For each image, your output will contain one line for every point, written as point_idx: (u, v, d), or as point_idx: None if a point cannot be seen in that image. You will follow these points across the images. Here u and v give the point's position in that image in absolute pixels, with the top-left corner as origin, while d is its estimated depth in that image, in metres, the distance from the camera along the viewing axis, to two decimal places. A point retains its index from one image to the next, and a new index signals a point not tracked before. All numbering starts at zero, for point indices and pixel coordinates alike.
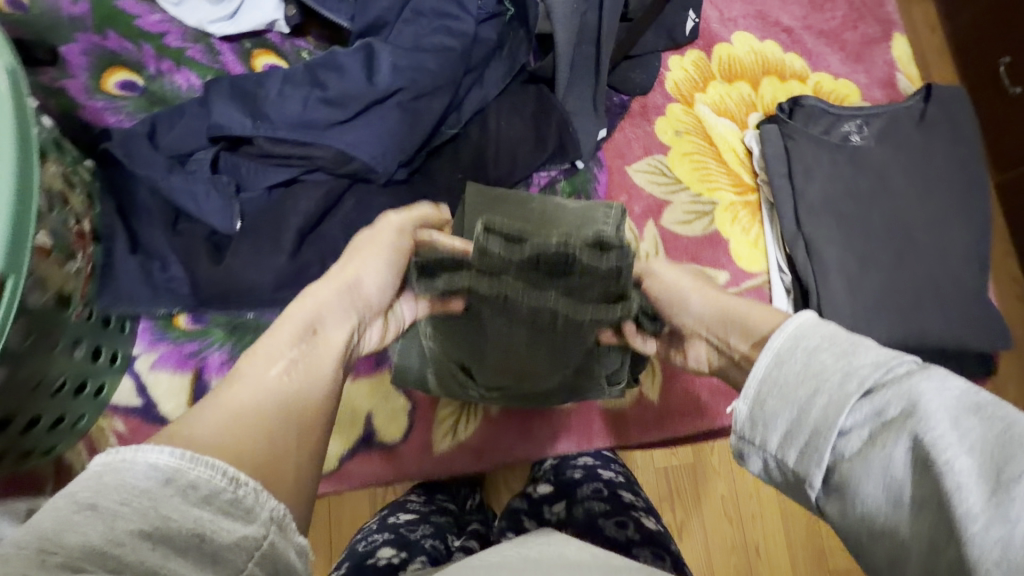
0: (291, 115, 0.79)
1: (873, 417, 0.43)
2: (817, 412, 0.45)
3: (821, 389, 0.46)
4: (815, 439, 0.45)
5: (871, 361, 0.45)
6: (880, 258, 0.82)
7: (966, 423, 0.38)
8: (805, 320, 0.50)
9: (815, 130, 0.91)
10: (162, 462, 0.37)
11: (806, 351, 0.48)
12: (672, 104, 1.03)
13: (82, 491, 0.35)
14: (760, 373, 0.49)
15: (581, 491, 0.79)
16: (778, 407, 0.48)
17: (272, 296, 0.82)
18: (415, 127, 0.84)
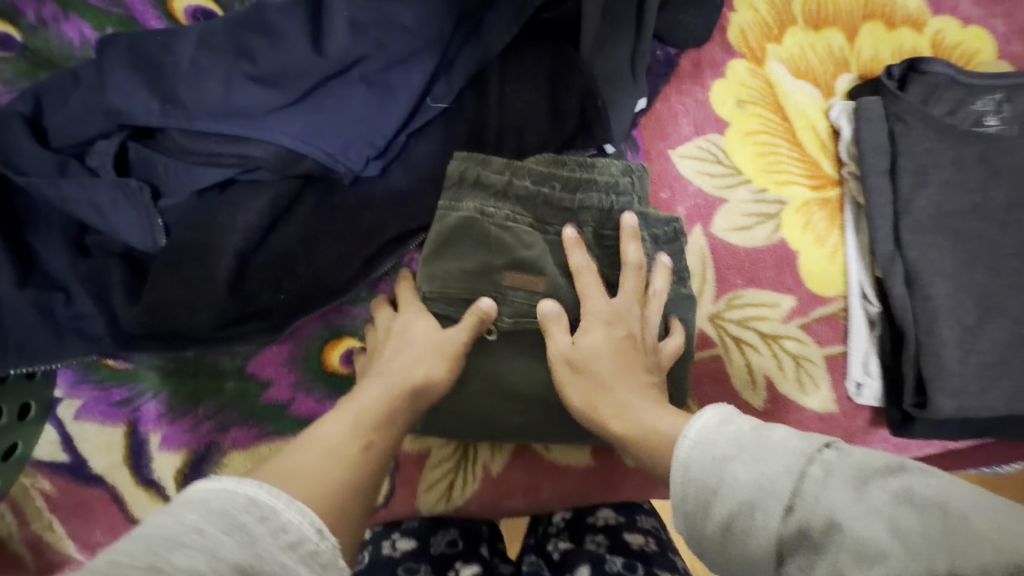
0: (212, 98, 0.58)
1: (799, 535, 0.38)
2: (752, 539, 0.40)
3: (740, 508, 0.41)
4: (756, 563, 0.40)
5: (782, 469, 0.40)
6: (1001, 297, 0.64)
7: (902, 518, 0.35)
8: (708, 422, 0.46)
9: (936, 110, 0.67)
10: (260, 498, 0.40)
11: (715, 466, 0.43)
12: (735, 60, 0.77)
13: (186, 514, 0.37)
14: (682, 497, 0.44)
15: (609, 563, 0.61)
16: (703, 527, 0.43)
17: (216, 334, 0.66)
18: (386, 109, 0.62)
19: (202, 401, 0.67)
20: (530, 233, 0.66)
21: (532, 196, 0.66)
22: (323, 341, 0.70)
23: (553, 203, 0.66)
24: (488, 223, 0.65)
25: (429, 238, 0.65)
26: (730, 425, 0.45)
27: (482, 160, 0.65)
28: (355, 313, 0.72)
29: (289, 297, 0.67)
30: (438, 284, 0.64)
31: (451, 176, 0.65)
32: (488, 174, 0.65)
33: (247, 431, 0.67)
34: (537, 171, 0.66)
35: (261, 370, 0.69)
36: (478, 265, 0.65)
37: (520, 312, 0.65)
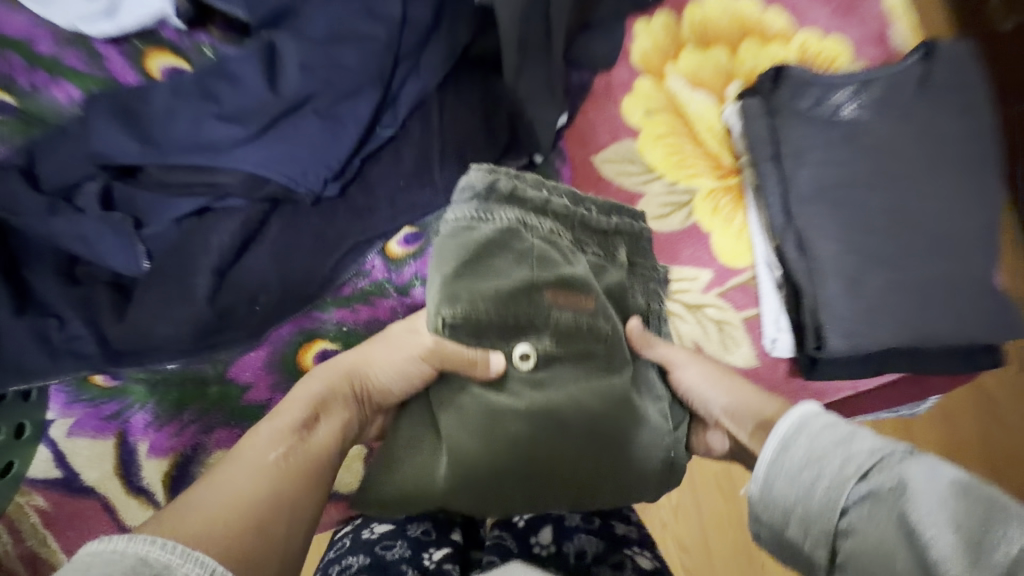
0: (185, 138, 0.69)
1: (870, 496, 0.42)
2: (818, 494, 0.44)
3: (822, 473, 0.45)
4: (818, 517, 0.44)
5: (868, 447, 0.44)
6: (875, 250, 0.74)
7: (953, 504, 0.38)
8: (804, 412, 0.49)
9: (802, 104, 0.80)
10: (154, 556, 0.37)
11: (808, 446, 0.47)
12: (639, 78, 0.91)
13: None
14: (762, 464, 0.48)
15: (569, 519, 0.73)
16: (777, 488, 0.47)
17: (196, 346, 0.73)
18: (338, 136, 0.73)
19: (187, 407, 0.74)
20: (569, 251, 0.69)
21: (569, 214, 0.70)
22: (297, 345, 0.77)
23: (590, 224, 0.71)
24: (521, 236, 0.66)
25: (450, 249, 0.63)
26: (806, 424, 0.48)
27: (516, 174, 0.67)
28: (324, 318, 0.78)
29: (265, 309, 0.75)
30: (460, 306, 0.62)
31: (480, 186, 0.65)
32: (523, 190, 0.67)
33: (230, 431, 0.74)
34: (570, 192, 0.71)
35: (241, 375, 0.76)
36: (516, 279, 0.64)
37: (556, 331, 0.67)
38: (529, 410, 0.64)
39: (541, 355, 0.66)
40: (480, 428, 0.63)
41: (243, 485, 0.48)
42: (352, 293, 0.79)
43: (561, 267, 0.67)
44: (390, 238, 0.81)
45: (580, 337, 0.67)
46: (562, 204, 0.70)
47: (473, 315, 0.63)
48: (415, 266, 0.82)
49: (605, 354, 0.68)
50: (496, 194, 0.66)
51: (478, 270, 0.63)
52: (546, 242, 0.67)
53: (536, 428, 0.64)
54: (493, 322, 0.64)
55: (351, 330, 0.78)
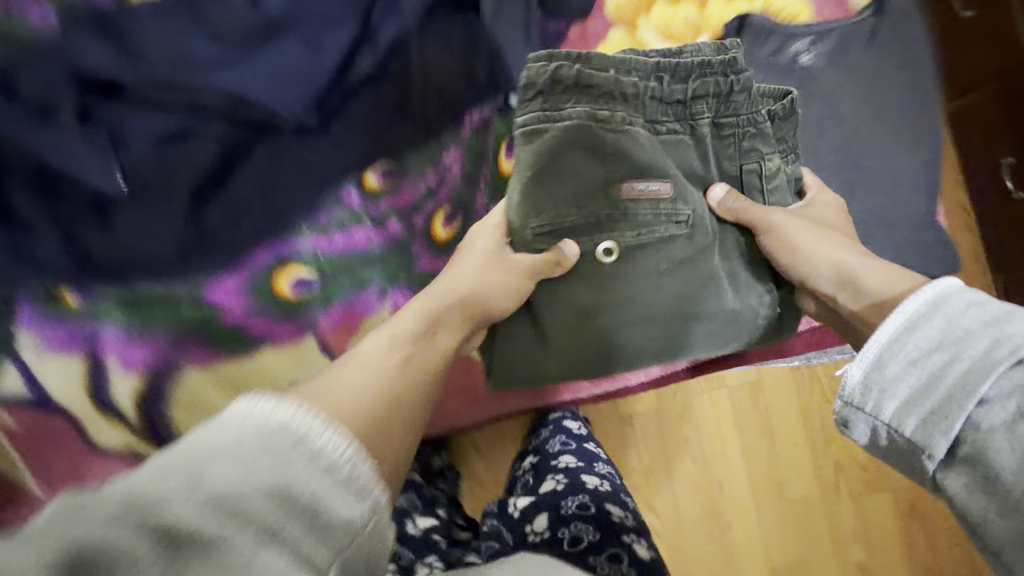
0: (172, 52, 0.69)
1: (1011, 388, 0.44)
2: (954, 376, 0.46)
3: (962, 354, 0.47)
4: (949, 399, 0.46)
5: (1022, 330, 0.45)
6: (829, 189, 0.79)
7: None
8: (947, 288, 0.51)
9: (762, 52, 0.85)
10: (291, 419, 0.39)
11: (951, 324, 0.48)
12: (613, 29, 0.94)
13: (224, 427, 0.38)
14: (884, 347, 0.50)
15: (564, 505, 0.87)
16: (888, 367, 0.49)
17: (172, 266, 0.73)
18: (319, 60, 0.74)
19: (159, 327, 0.74)
20: (640, 134, 0.70)
21: (639, 92, 0.69)
22: (273, 272, 0.77)
23: (665, 97, 0.71)
24: (596, 132, 0.69)
25: (523, 161, 0.68)
26: (978, 309, 0.48)
27: (584, 55, 0.66)
28: (301, 246, 0.78)
29: (246, 234, 0.76)
30: (543, 210, 0.70)
31: (541, 80, 0.66)
32: (588, 73, 0.67)
33: (203, 351, 0.75)
34: (643, 64, 0.69)
35: (216, 298, 0.75)
36: (592, 179, 0.70)
37: (645, 223, 0.71)
38: (605, 303, 0.73)
39: (624, 248, 0.72)
40: (570, 319, 0.73)
41: (376, 377, 0.58)
42: (329, 222, 0.79)
43: (637, 158, 0.70)
44: (368, 170, 0.82)
45: (654, 228, 0.71)
46: (684, 94, 0.71)
47: (559, 200, 0.70)
48: (390, 200, 0.83)
49: (687, 239, 0.73)
50: (564, 83, 0.67)
51: (559, 170, 0.69)
52: (617, 126, 0.69)
53: (614, 311, 0.73)
54: (581, 215, 0.70)
55: (326, 257, 0.79)
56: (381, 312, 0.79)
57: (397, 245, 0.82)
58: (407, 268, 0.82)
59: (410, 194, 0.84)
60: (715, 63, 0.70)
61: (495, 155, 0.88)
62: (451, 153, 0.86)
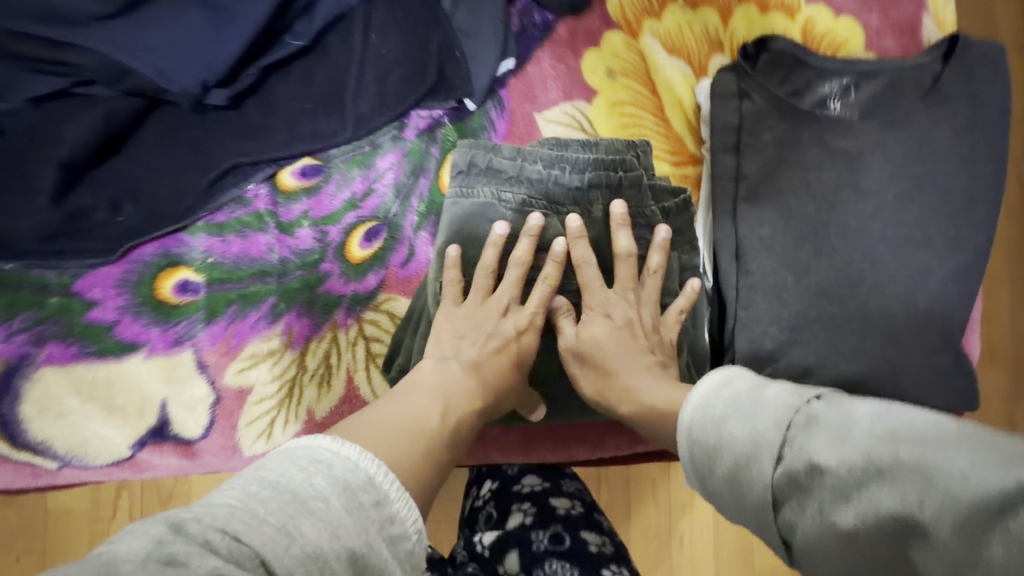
0: (37, 4, 0.60)
1: (789, 482, 0.39)
2: (750, 487, 0.42)
3: (742, 461, 0.43)
4: (757, 508, 0.42)
5: (771, 420, 0.43)
6: (821, 275, 0.63)
7: (879, 457, 0.35)
8: (710, 387, 0.50)
9: (780, 89, 0.67)
10: (377, 480, 0.46)
11: (715, 428, 0.47)
12: (612, 31, 0.77)
13: (316, 475, 0.43)
14: (681, 452, 0.50)
15: (535, 542, 0.64)
16: (712, 482, 0.47)
17: (41, 247, 0.65)
18: (223, 32, 0.64)
19: (20, 313, 0.66)
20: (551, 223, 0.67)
21: (544, 179, 0.66)
22: (157, 269, 0.68)
23: (565, 183, 0.66)
24: (502, 209, 0.66)
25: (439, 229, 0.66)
26: (728, 381, 0.50)
27: (490, 147, 0.66)
28: (192, 244, 0.69)
29: (128, 220, 0.67)
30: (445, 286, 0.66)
31: (460, 163, 0.66)
32: (498, 160, 0.66)
33: (64, 348, 0.67)
34: (545, 153, 0.66)
35: (88, 290, 0.67)
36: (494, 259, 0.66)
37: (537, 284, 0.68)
38: None
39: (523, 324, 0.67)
40: None
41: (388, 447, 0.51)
42: (225, 221, 0.70)
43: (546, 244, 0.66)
44: (284, 167, 0.71)
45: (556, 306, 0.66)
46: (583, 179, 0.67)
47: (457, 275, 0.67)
48: (307, 204, 0.72)
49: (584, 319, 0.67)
50: (466, 170, 0.66)
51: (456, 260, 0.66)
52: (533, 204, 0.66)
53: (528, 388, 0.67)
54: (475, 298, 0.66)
55: (218, 262, 0.69)
56: (269, 335, 0.69)
57: (305, 259, 0.71)
58: (310, 288, 0.71)
59: (331, 202, 0.72)
60: (610, 159, 0.66)
61: (436, 172, 0.74)
62: (386, 159, 0.74)
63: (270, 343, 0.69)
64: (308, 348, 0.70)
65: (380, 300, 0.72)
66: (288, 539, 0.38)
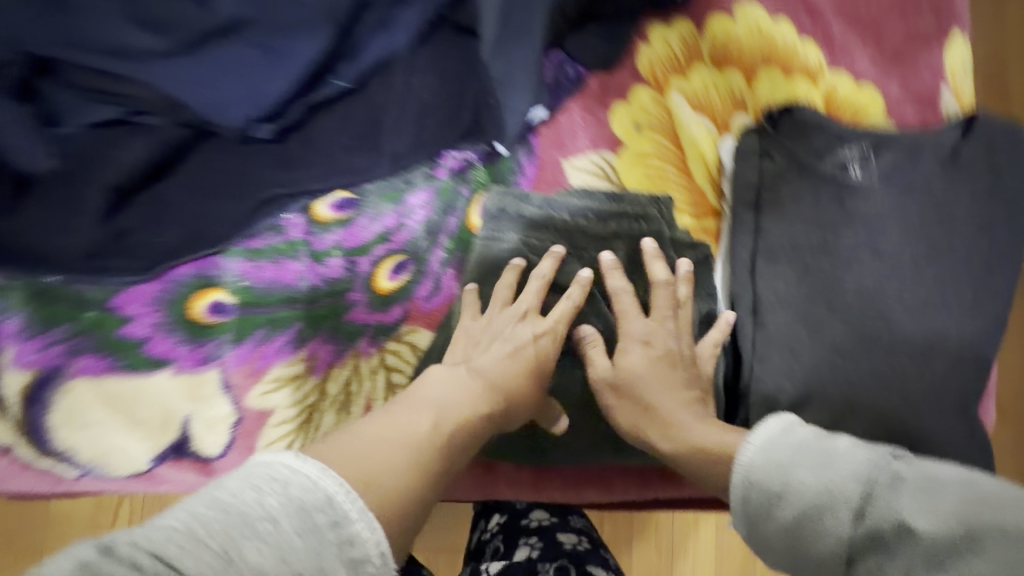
0: (99, 38, 0.63)
1: (869, 540, 0.43)
2: (822, 538, 0.45)
3: (817, 512, 0.46)
4: (826, 563, 0.45)
5: (851, 477, 0.46)
6: (837, 333, 0.64)
7: (974, 522, 0.39)
8: (773, 433, 0.53)
9: (803, 152, 0.70)
10: (339, 499, 0.44)
11: (782, 475, 0.50)
12: (640, 86, 0.81)
13: (271, 496, 0.42)
14: (733, 496, 0.52)
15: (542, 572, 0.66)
16: (771, 529, 0.49)
17: (83, 264, 0.68)
18: (274, 72, 0.67)
19: (57, 326, 0.69)
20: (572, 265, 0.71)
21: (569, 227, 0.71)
22: (190, 290, 0.71)
23: (588, 231, 0.71)
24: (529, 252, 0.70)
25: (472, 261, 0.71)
26: (796, 434, 0.53)
27: (520, 196, 0.71)
28: (225, 266, 0.72)
29: (169, 242, 0.70)
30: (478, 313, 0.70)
31: (491, 209, 0.71)
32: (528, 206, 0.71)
33: (96, 360, 0.69)
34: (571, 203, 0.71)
35: (124, 306, 0.70)
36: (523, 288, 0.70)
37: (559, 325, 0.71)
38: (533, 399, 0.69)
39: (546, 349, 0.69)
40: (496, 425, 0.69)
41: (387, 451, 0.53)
42: (260, 247, 0.73)
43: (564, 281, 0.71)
44: (319, 199, 0.74)
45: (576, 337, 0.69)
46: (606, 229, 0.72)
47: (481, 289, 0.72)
48: (339, 235, 0.75)
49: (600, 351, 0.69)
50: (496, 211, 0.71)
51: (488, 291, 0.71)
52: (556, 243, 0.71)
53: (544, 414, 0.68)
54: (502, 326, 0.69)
55: (252, 286, 0.72)
56: (293, 359, 0.72)
57: (333, 287, 0.74)
58: (336, 316, 0.73)
59: (362, 233, 0.75)
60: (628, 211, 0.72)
61: (465, 211, 0.77)
62: (418, 197, 0.77)
63: (294, 368, 0.71)
64: (330, 374, 0.72)
65: (403, 331, 0.74)
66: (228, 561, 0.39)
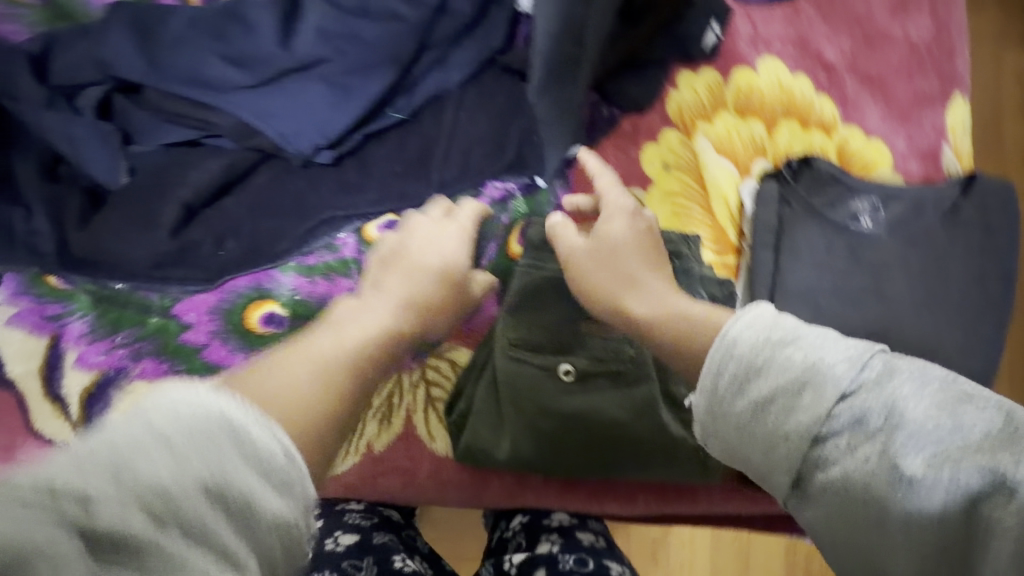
0: (186, 69, 0.69)
1: (851, 422, 0.44)
2: (793, 415, 0.45)
3: (800, 392, 0.45)
4: (787, 441, 0.45)
5: (845, 358, 0.45)
6: None
7: (961, 419, 0.42)
8: (760, 313, 0.49)
9: (818, 202, 0.76)
10: (239, 420, 0.39)
11: (766, 352, 0.47)
12: (669, 129, 0.87)
13: (152, 417, 0.37)
14: (710, 365, 0.49)
15: (562, 562, 0.71)
16: (731, 406, 0.48)
17: (148, 273, 0.72)
18: (340, 106, 0.72)
19: (122, 329, 0.74)
20: None
21: None
22: (246, 301, 0.76)
23: None
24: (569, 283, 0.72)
25: (512, 289, 0.73)
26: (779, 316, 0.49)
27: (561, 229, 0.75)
28: (281, 280, 0.77)
29: (229, 254, 0.74)
30: (522, 336, 0.72)
31: (534, 241, 0.74)
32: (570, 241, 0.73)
33: (156, 364, 0.73)
34: None
35: (185, 313, 0.75)
36: (563, 316, 0.72)
37: (597, 354, 0.71)
38: (566, 414, 0.70)
39: (584, 372, 0.71)
40: (528, 439, 0.71)
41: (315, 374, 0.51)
42: (314, 264, 0.78)
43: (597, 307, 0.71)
44: (369, 222, 0.79)
45: (611, 360, 0.70)
46: None
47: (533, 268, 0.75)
48: None
49: (632, 376, 0.70)
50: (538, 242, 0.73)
51: (528, 318, 0.72)
52: None
53: (575, 427, 0.70)
54: (543, 348, 0.72)
55: (303, 300, 0.77)
56: None
57: None
58: None
59: None
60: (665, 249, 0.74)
61: (504, 238, 0.82)
62: None
63: None
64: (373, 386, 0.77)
65: (444, 347, 0.78)
66: (121, 485, 0.34)
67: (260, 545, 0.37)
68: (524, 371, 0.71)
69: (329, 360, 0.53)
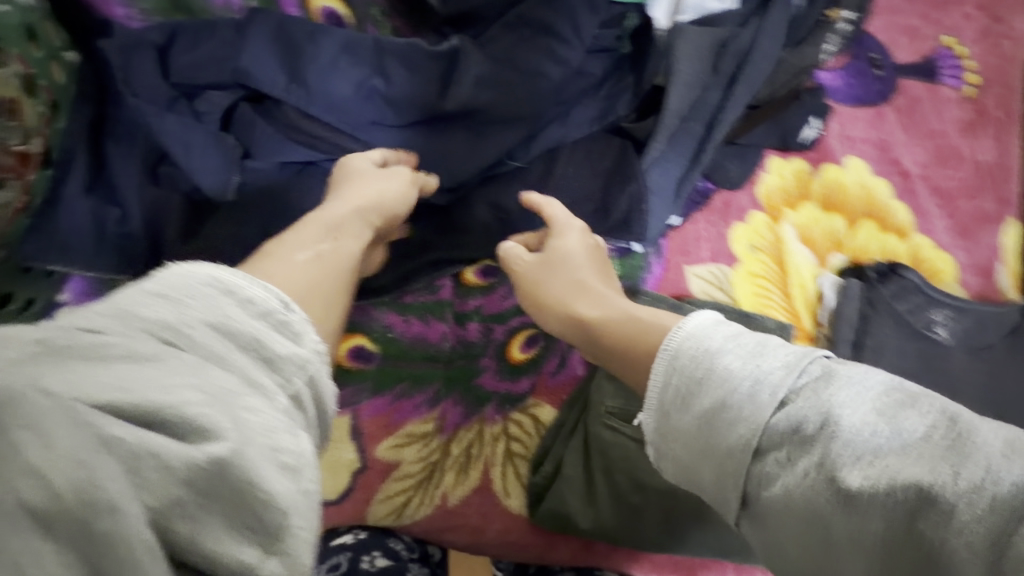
0: (337, 95, 0.68)
1: (788, 434, 0.44)
2: (732, 430, 0.45)
3: (732, 399, 0.46)
4: (730, 457, 0.46)
5: (780, 364, 0.46)
6: None
7: (899, 426, 0.42)
8: (704, 321, 0.51)
9: (901, 307, 0.83)
10: (224, 277, 0.43)
11: (704, 362, 0.48)
12: (756, 211, 0.88)
13: (148, 287, 0.41)
14: (656, 377, 0.50)
15: None
16: (680, 422, 0.49)
17: None
18: (477, 152, 0.72)
19: None
20: None
21: None
22: None
23: None
24: None
25: None
26: (720, 323, 0.51)
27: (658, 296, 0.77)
28: (374, 315, 0.75)
29: None
30: (616, 405, 0.73)
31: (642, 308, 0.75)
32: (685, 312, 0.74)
33: None
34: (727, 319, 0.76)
35: None
36: None
37: None
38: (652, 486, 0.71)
39: None
40: (608, 504, 0.72)
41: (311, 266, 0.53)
42: (410, 303, 0.76)
43: None
44: (470, 266, 0.79)
45: None
46: None
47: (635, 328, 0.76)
48: (480, 300, 0.78)
49: None
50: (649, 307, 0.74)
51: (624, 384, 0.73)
52: None
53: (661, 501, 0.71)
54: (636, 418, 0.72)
55: (397, 338, 0.75)
56: (427, 418, 0.75)
57: (468, 349, 0.77)
58: (466, 379, 0.77)
59: (501, 302, 0.79)
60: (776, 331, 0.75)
61: None
62: None
63: (426, 426, 0.75)
64: (456, 435, 0.75)
65: (529, 403, 0.77)
66: (134, 321, 0.38)
67: (275, 374, 0.41)
68: (616, 438, 0.72)
69: (320, 273, 0.52)
